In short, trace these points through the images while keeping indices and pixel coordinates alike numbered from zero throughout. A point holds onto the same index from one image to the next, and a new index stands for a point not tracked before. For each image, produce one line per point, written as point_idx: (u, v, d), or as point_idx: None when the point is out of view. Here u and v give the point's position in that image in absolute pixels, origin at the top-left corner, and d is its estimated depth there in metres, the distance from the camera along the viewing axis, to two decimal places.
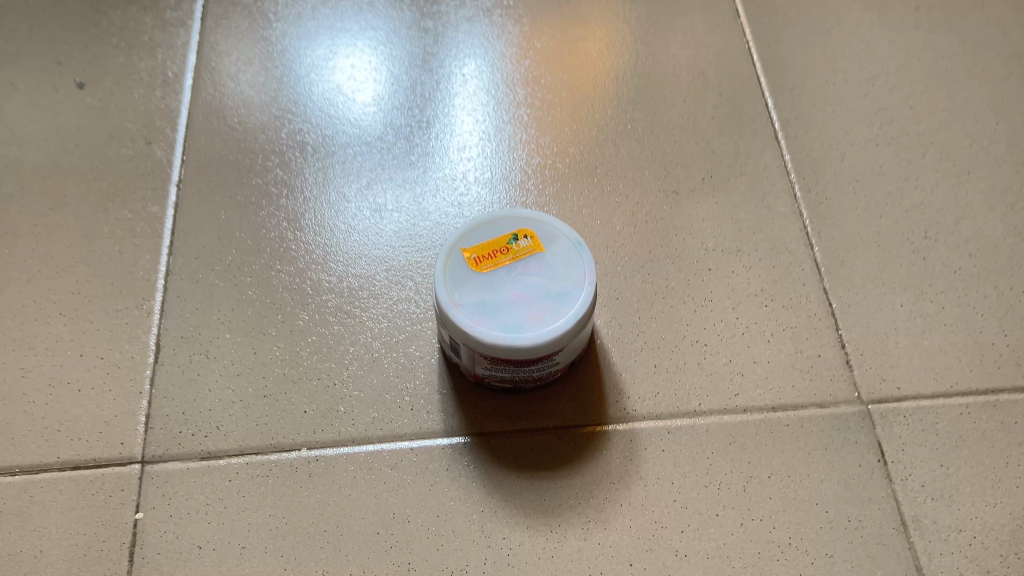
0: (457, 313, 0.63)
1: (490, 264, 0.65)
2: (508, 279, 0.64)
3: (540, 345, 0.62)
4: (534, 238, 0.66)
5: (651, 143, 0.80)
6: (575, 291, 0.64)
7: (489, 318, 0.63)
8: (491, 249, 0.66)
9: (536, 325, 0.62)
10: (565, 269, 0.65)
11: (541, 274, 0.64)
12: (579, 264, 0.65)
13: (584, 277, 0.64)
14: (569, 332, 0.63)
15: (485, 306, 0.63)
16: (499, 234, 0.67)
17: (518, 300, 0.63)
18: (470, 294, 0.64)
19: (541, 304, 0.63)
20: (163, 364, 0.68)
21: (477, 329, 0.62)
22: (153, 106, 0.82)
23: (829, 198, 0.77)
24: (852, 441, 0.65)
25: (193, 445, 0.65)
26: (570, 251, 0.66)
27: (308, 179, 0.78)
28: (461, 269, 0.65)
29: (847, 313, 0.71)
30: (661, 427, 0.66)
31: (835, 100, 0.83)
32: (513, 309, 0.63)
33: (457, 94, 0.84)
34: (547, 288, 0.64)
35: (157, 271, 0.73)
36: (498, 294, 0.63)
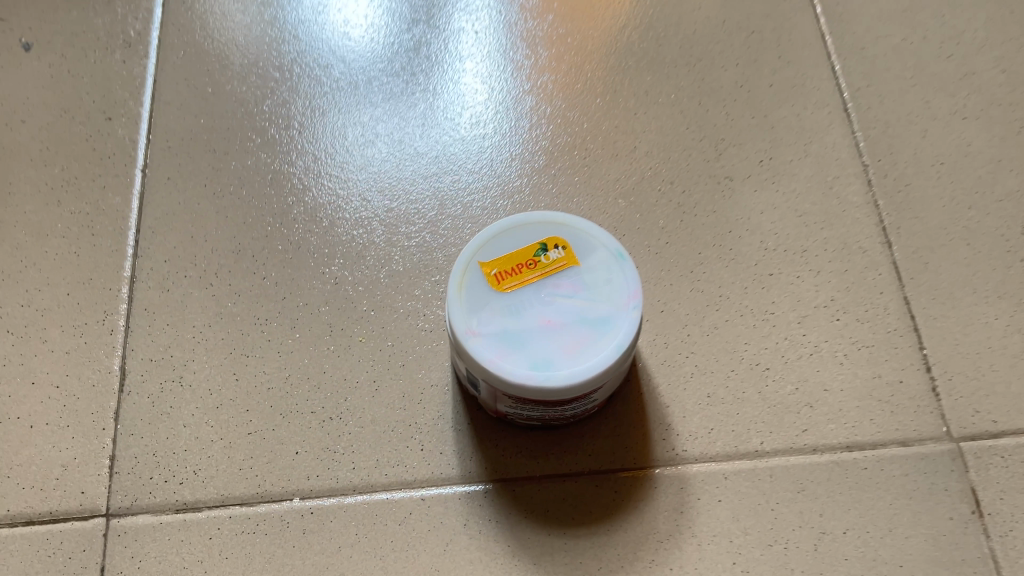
0: (475, 345, 0.52)
1: (514, 282, 0.54)
2: (535, 301, 0.53)
3: (576, 384, 0.52)
4: (567, 249, 0.55)
5: (698, 116, 0.68)
6: (618, 316, 0.53)
7: (514, 351, 0.52)
8: (515, 263, 0.55)
9: (570, 359, 0.52)
10: (604, 288, 0.54)
11: (576, 295, 0.53)
12: (622, 280, 0.54)
13: (629, 297, 0.53)
14: (611, 366, 0.52)
15: (509, 335, 0.52)
16: (524, 243, 0.56)
17: (549, 328, 0.52)
18: (491, 321, 0.53)
19: (577, 332, 0.52)
20: (129, 394, 0.58)
21: (500, 367, 0.52)
22: (112, 73, 0.70)
23: (908, 185, 0.65)
24: (941, 488, 0.55)
25: (166, 495, 0.55)
26: (610, 264, 0.55)
27: (296, 163, 0.67)
28: (479, 289, 0.54)
29: (932, 328, 0.60)
30: (717, 472, 0.56)
31: (914, 63, 0.70)
32: (543, 340, 0.52)
33: (468, 55, 0.71)
34: (584, 312, 0.53)
35: (121, 277, 0.62)
36: (525, 321, 0.53)
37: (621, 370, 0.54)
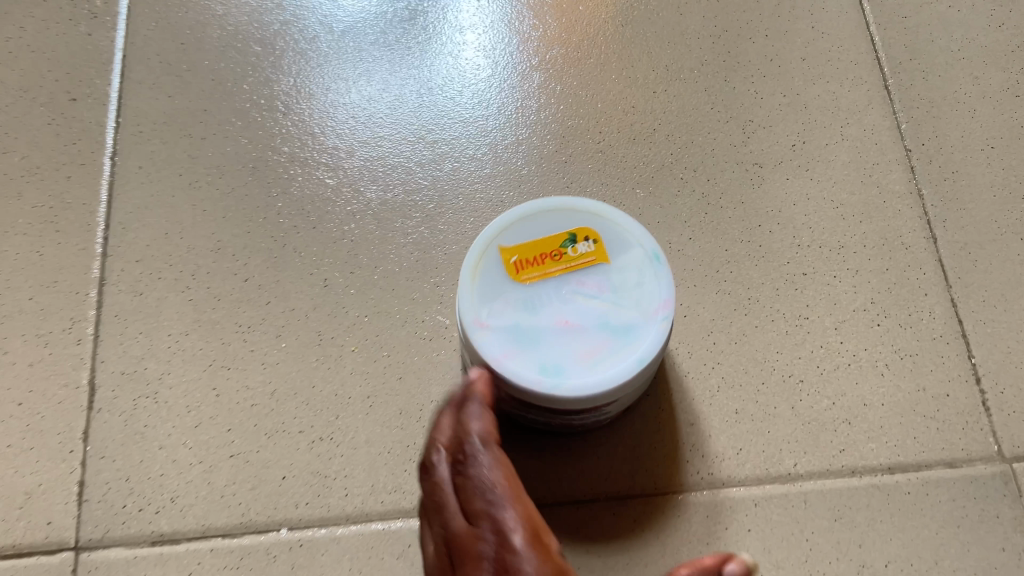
0: (482, 338, 0.46)
1: (534, 274, 0.48)
2: (555, 299, 0.47)
3: (588, 396, 0.45)
4: (598, 244, 0.49)
5: (724, 94, 0.62)
6: (644, 326, 0.47)
7: (524, 351, 0.46)
8: (538, 253, 0.49)
9: (585, 368, 0.45)
10: (633, 292, 0.47)
11: (601, 296, 0.47)
12: (653, 286, 0.48)
13: (659, 306, 0.47)
14: (629, 380, 0.46)
15: (521, 332, 0.46)
16: (552, 232, 0.50)
17: (567, 330, 0.46)
18: (502, 314, 0.47)
19: (597, 338, 0.46)
20: (99, 412, 0.53)
21: (505, 366, 0.45)
22: (76, 47, 0.63)
23: (955, 172, 0.59)
24: (992, 515, 0.50)
25: (141, 526, 0.50)
26: (643, 266, 0.48)
27: (281, 148, 0.60)
28: (495, 275, 0.48)
29: (982, 334, 0.55)
30: (745, 498, 0.51)
31: (961, 33, 0.64)
32: (558, 343, 0.46)
33: (469, 25, 0.64)
34: (607, 317, 0.47)
35: (88, 279, 0.56)
36: (541, 319, 0.47)
37: (641, 383, 0.48)
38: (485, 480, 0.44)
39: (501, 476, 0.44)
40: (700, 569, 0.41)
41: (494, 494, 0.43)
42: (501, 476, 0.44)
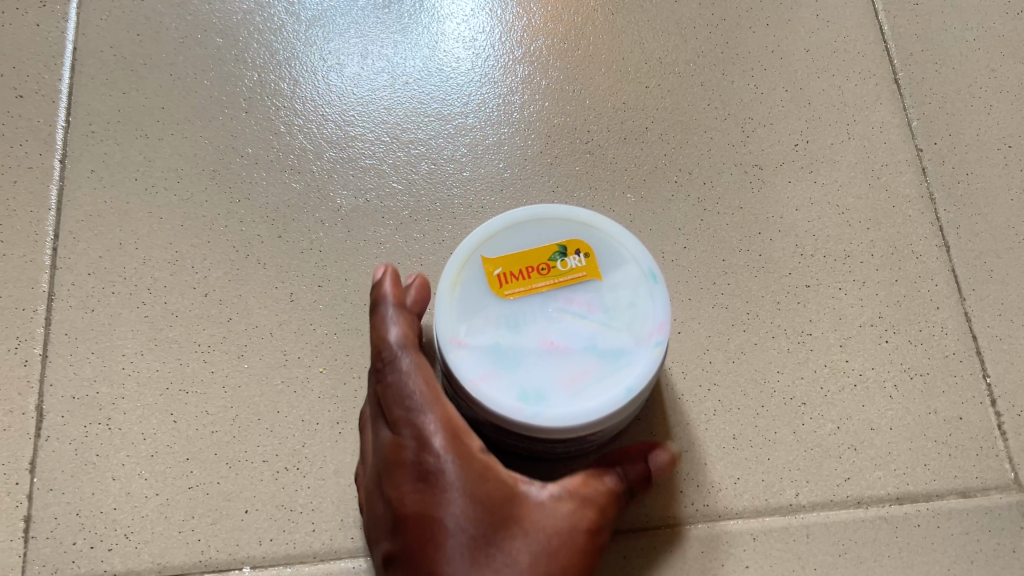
0: (458, 357, 0.41)
1: (518, 288, 0.43)
2: (540, 317, 0.42)
3: (570, 427, 0.40)
4: (590, 258, 0.44)
5: (721, 89, 0.58)
6: (635, 354, 0.41)
7: (503, 374, 0.41)
8: (524, 265, 0.43)
9: (569, 398, 0.40)
10: (626, 314, 0.42)
11: (589, 316, 0.42)
12: (647, 308, 0.42)
13: (652, 331, 0.42)
14: (616, 413, 0.40)
15: (501, 352, 0.41)
16: (540, 242, 0.44)
17: (551, 352, 0.41)
18: (481, 333, 0.42)
19: (583, 363, 0.41)
20: (47, 440, 0.49)
21: (482, 390, 0.41)
22: (23, 39, 0.59)
23: (969, 173, 0.55)
24: (1009, 550, 0.47)
25: (92, 566, 0.46)
26: (638, 285, 0.43)
27: (244, 150, 0.56)
28: (476, 289, 0.43)
29: (997, 351, 0.51)
30: (743, 532, 0.47)
31: (976, 22, 0.60)
32: (540, 367, 0.41)
33: (448, 14, 0.60)
34: (597, 340, 0.41)
35: (36, 294, 0.52)
36: (523, 339, 0.41)
37: (630, 415, 0.43)
38: (402, 383, 0.42)
39: (422, 381, 0.42)
40: (631, 457, 0.45)
41: (414, 400, 0.41)
42: (422, 380, 0.42)
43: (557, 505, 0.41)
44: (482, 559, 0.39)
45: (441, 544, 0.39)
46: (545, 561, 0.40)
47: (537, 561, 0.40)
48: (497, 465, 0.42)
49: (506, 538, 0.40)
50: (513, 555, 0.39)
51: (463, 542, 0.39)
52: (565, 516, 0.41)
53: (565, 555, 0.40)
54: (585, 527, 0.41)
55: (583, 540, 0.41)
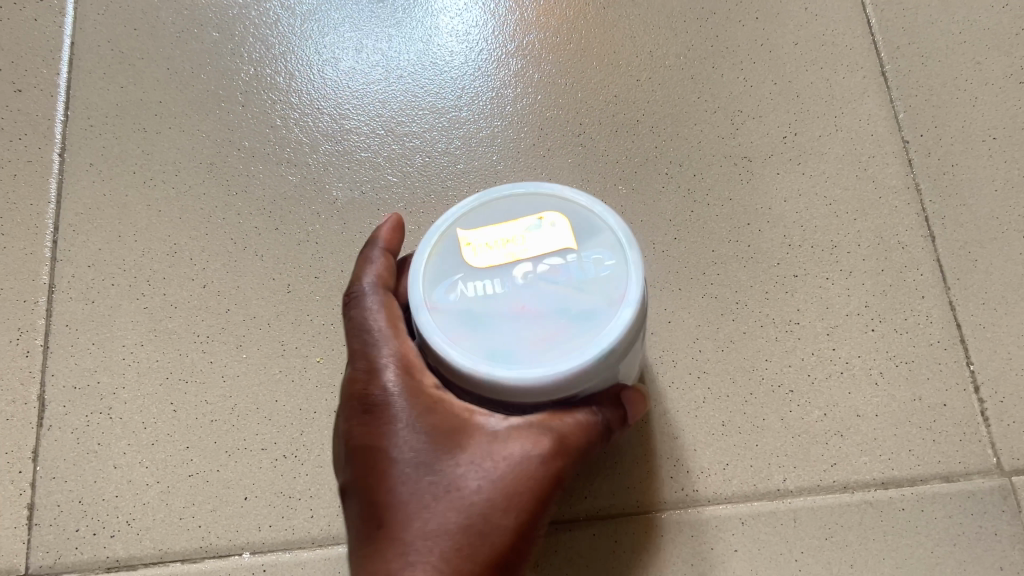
0: (423, 320, 0.38)
1: (489, 255, 0.39)
2: (511, 279, 0.38)
3: (535, 390, 0.36)
4: (566, 226, 0.39)
5: (711, 82, 0.59)
6: (607, 316, 0.37)
7: (469, 337, 0.37)
8: (499, 233, 0.40)
9: (535, 358, 0.36)
10: (600, 277, 0.38)
11: (561, 279, 0.38)
12: (622, 270, 0.38)
13: (627, 292, 0.37)
14: (584, 376, 0.36)
15: (468, 316, 0.38)
16: (518, 213, 0.40)
17: (519, 316, 0.37)
18: (449, 298, 0.38)
19: (551, 323, 0.37)
20: (50, 429, 0.50)
21: (447, 353, 0.37)
22: (21, 34, 0.59)
23: (955, 165, 0.56)
24: (990, 533, 0.48)
25: (94, 552, 0.47)
26: (614, 249, 0.39)
27: (241, 143, 0.57)
28: (447, 256, 0.40)
29: (981, 339, 0.52)
30: (731, 516, 0.48)
31: (962, 15, 0.61)
32: (507, 330, 0.37)
33: (442, 8, 0.61)
34: (567, 302, 0.37)
35: (37, 286, 0.53)
36: (491, 303, 0.38)
37: (605, 379, 0.38)
38: (364, 314, 0.41)
39: (384, 316, 0.40)
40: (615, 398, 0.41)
41: (371, 334, 0.40)
42: (386, 316, 0.41)
43: (516, 430, 0.38)
44: (426, 487, 0.37)
45: (385, 472, 0.37)
46: (490, 489, 0.37)
47: (482, 489, 0.37)
48: (450, 398, 0.39)
49: (452, 464, 0.37)
50: (457, 482, 0.37)
51: (406, 469, 0.37)
52: (523, 442, 0.37)
53: (515, 484, 0.37)
54: (541, 456, 0.37)
55: (542, 468, 0.37)
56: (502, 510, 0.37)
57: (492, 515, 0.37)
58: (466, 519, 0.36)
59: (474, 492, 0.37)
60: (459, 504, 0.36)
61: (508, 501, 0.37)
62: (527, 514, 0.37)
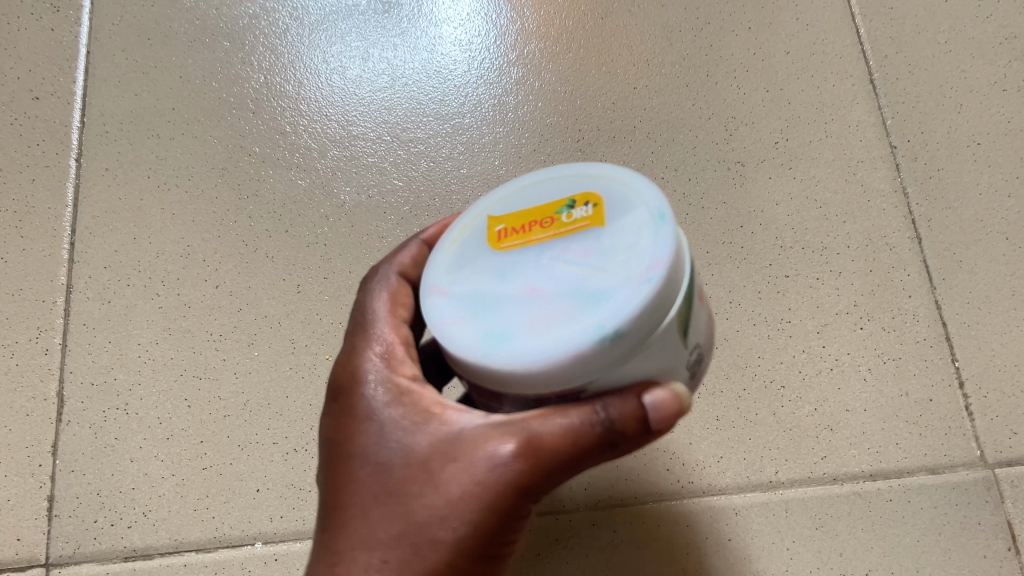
0: (431, 305, 0.35)
1: (515, 240, 0.35)
2: (530, 265, 0.34)
3: (531, 376, 0.32)
4: (600, 205, 0.34)
5: (705, 90, 0.61)
6: (621, 294, 0.31)
7: (472, 321, 0.33)
8: (530, 219, 0.35)
9: (533, 340, 0.31)
10: (623, 254, 0.32)
11: (580, 260, 0.33)
12: (646, 247, 0.32)
13: (648, 268, 0.31)
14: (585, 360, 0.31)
15: (476, 298, 0.34)
16: (555, 195, 0.36)
17: (526, 298, 0.33)
18: (463, 283, 0.35)
19: (557, 304, 0.32)
20: (68, 424, 0.52)
21: (445, 335, 0.34)
22: (38, 43, 0.62)
23: (941, 169, 0.58)
24: (974, 522, 0.50)
25: (112, 542, 0.49)
26: (644, 226, 0.33)
27: (252, 149, 0.59)
28: (473, 242, 0.36)
29: (966, 337, 0.54)
30: (726, 507, 0.50)
31: (948, 25, 0.63)
32: (511, 311, 0.33)
33: (445, 18, 0.64)
34: (580, 283, 0.32)
35: (55, 286, 0.55)
36: (502, 285, 0.34)
37: (626, 372, 0.32)
38: (364, 304, 0.42)
39: (385, 304, 0.42)
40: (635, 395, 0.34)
41: (368, 320, 0.41)
42: (386, 304, 0.42)
43: (474, 433, 0.35)
44: (373, 488, 0.36)
45: (340, 469, 0.37)
46: (433, 497, 0.35)
47: (424, 496, 0.35)
48: (421, 400, 0.38)
49: (398, 465, 0.36)
50: (401, 486, 0.35)
51: (356, 468, 0.37)
52: (477, 448, 0.35)
53: (464, 493, 0.34)
54: (501, 462, 0.34)
55: (492, 477, 0.34)
56: (445, 519, 0.34)
57: (433, 524, 0.34)
58: (400, 527, 0.35)
59: (414, 499, 0.35)
60: (395, 511, 0.35)
61: (450, 513, 0.34)
62: (473, 529, 0.34)
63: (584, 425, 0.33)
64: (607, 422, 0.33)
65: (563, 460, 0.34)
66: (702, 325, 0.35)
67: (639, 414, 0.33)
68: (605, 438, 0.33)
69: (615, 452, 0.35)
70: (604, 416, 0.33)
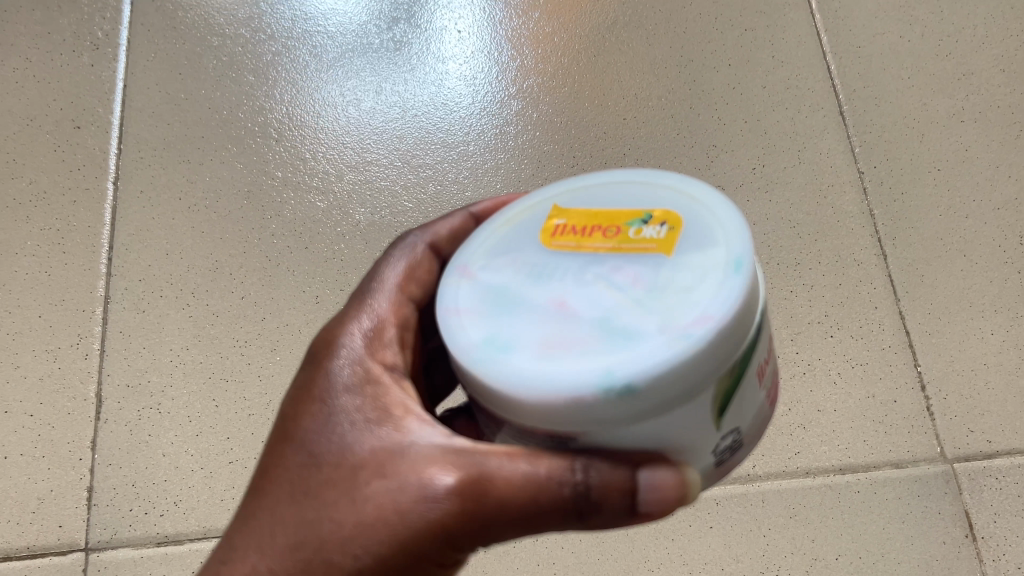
0: (453, 285, 0.30)
1: (567, 241, 0.30)
2: (569, 277, 0.28)
3: (520, 400, 0.26)
4: (676, 230, 0.28)
5: (689, 120, 0.67)
6: (650, 341, 0.25)
7: (485, 314, 0.28)
8: (594, 220, 0.30)
9: (537, 362, 0.26)
10: (675, 297, 0.26)
11: (626, 288, 0.27)
12: (704, 296, 0.26)
13: (695, 322, 0.25)
14: (579, 401, 0.25)
15: (500, 294, 0.29)
16: (632, 202, 0.30)
17: (548, 310, 0.27)
18: (497, 270, 0.30)
19: (581, 330, 0.26)
20: (106, 422, 0.57)
21: (448, 324, 0.29)
22: (79, 77, 0.68)
23: (904, 193, 0.64)
24: (934, 512, 0.54)
25: (146, 529, 0.53)
26: (713, 271, 0.27)
27: (275, 173, 0.65)
28: (525, 235, 0.31)
29: (927, 345, 0.59)
30: (707, 498, 0.55)
31: (911, 62, 0.69)
32: (527, 321, 0.27)
33: (450, 56, 0.70)
34: (616, 316, 0.26)
35: (94, 298, 0.60)
36: (533, 287, 0.28)
37: (631, 435, 0.26)
38: (378, 270, 0.40)
39: (397, 272, 0.39)
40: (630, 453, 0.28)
41: (373, 285, 0.39)
42: (399, 272, 0.39)
43: (418, 457, 0.31)
44: (293, 488, 0.32)
45: (274, 446, 0.34)
46: (345, 514, 0.31)
47: (337, 510, 0.31)
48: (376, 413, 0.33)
49: (327, 466, 0.32)
50: (320, 489, 0.32)
51: (286, 452, 0.34)
52: (413, 476, 0.30)
53: (383, 528, 0.30)
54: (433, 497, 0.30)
55: (415, 511, 0.30)
56: (354, 548, 0.30)
57: (340, 549, 0.30)
58: (298, 537, 0.31)
59: (326, 509, 0.31)
60: (303, 516, 0.31)
61: (359, 539, 0.30)
62: (375, 562, 0.30)
63: (552, 480, 0.28)
64: (583, 485, 0.28)
65: (508, 514, 0.30)
66: (756, 408, 0.29)
67: (620, 483, 0.28)
68: (570, 502, 0.28)
69: (586, 524, 0.31)
70: (582, 478, 0.28)
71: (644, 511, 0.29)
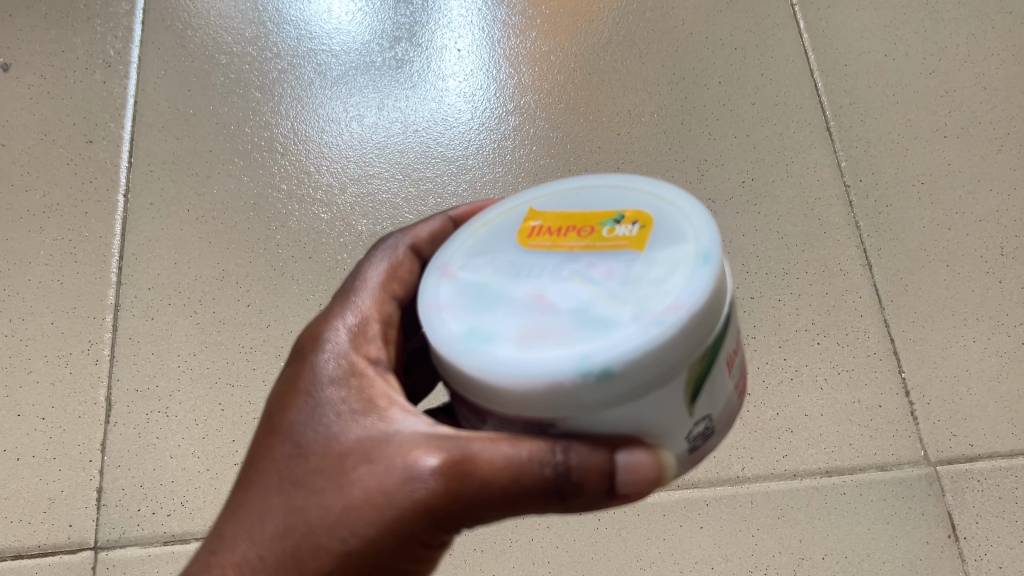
0: (435, 283, 0.32)
1: (543, 241, 0.32)
2: (547, 273, 0.30)
3: (502, 386, 0.28)
4: (647, 228, 0.30)
5: (680, 135, 0.69)
6: (625, 329, 0.27)
7: (467, 310, 0.30)
8: (568, 221, 0.32)
9: (517, 350, 0.28)
10: (648, 289, 0.28)
11: (600, 282, 0.29)
12: (675, 287, 0.28)
13: (667, 310, 0.27)
14: (558, 384, 0.27)
15: (480, 290, 0.31)
16: (605, 204, 0.32)
17: (526, 304, 0.29)
18: (475, 269, 0.32)
19: (559, 321, 0.28)
20: (115, 425, 0.58)
21: (431, 319, 0.31)
22: (92, 94, 0.70)
23: (889, 206, 0.66)
24: (918, 513, 0.56)
25: (154, 528, 0.55)
26: (682, 264, 0.29)
27: (280, 186, 0.67)
28: (503, 236, 0.33)
29: (912, 352, 0.61)
30: (698, 499, 0.57)
31: (896, 80, 0.71)
32: (507, 314, 0.29)
33: (450, 73, 0.72)
34: (592, 307, 0.28)
35: (104, 305, 0.62)
36: (512, 284, 0.30)
37: (604, 418, 0.28)
38: (362, 270, 0.42)
39: (379, 271, 0.41)
40: None
41: (357, 284, 0.41)
42: (382, 271, 0.41)
43: (403, 443, 0.33)
44: (282, 477, 0.34)
45: (263, 439, 0.36)
46: (333, 500, 0.33)
47: (324, 496, 0.33)
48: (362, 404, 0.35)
49: (314, 455, 0.34)
50: (308, 477, 0.34)
51: (274, 443, 0.35)
52: (398, 461, 0.32)
53: (371, 511, 0.32)
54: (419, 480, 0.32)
55: (401, 493, 0.32)
56: (342, 532, 0.32)
57: (327, 534, 0.32)
58: (286, 524, 0.33)
59: (314, 496, 0.33)
60: (291, 504, 0.33)
61: (347, 523, 0.32)
62: (362, 544, 0.32)
63: (534, 462, 0.30)
64: (563, 465, 0.29)
65: (491, 496, 0.31)
66: (725, 397, 0.31)
67: (600, 466, 0.29)
68: (553, 483, 0.30)
69: (566, 507, 0.32)
70: (562, 458, 0.29)
71: (621, 494, 0.31)
